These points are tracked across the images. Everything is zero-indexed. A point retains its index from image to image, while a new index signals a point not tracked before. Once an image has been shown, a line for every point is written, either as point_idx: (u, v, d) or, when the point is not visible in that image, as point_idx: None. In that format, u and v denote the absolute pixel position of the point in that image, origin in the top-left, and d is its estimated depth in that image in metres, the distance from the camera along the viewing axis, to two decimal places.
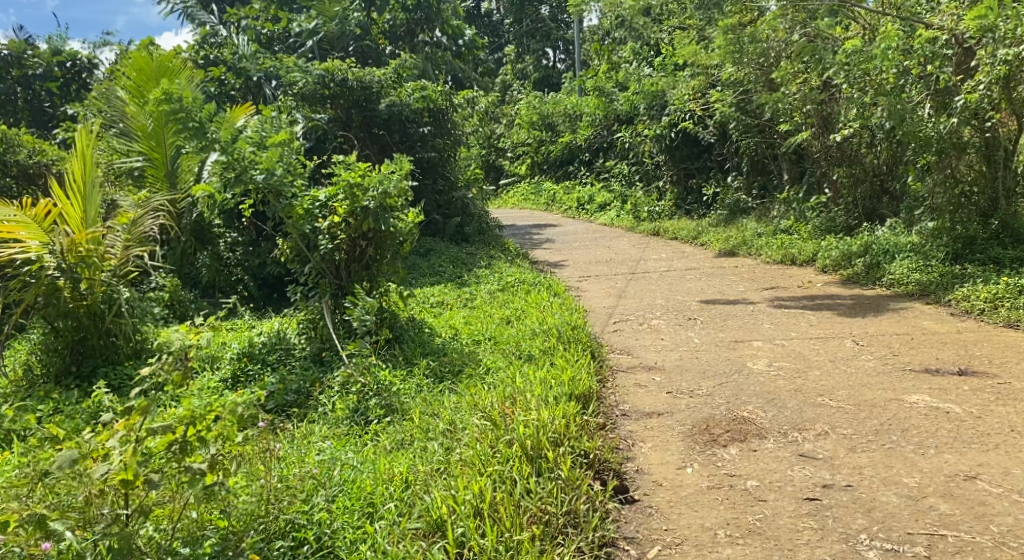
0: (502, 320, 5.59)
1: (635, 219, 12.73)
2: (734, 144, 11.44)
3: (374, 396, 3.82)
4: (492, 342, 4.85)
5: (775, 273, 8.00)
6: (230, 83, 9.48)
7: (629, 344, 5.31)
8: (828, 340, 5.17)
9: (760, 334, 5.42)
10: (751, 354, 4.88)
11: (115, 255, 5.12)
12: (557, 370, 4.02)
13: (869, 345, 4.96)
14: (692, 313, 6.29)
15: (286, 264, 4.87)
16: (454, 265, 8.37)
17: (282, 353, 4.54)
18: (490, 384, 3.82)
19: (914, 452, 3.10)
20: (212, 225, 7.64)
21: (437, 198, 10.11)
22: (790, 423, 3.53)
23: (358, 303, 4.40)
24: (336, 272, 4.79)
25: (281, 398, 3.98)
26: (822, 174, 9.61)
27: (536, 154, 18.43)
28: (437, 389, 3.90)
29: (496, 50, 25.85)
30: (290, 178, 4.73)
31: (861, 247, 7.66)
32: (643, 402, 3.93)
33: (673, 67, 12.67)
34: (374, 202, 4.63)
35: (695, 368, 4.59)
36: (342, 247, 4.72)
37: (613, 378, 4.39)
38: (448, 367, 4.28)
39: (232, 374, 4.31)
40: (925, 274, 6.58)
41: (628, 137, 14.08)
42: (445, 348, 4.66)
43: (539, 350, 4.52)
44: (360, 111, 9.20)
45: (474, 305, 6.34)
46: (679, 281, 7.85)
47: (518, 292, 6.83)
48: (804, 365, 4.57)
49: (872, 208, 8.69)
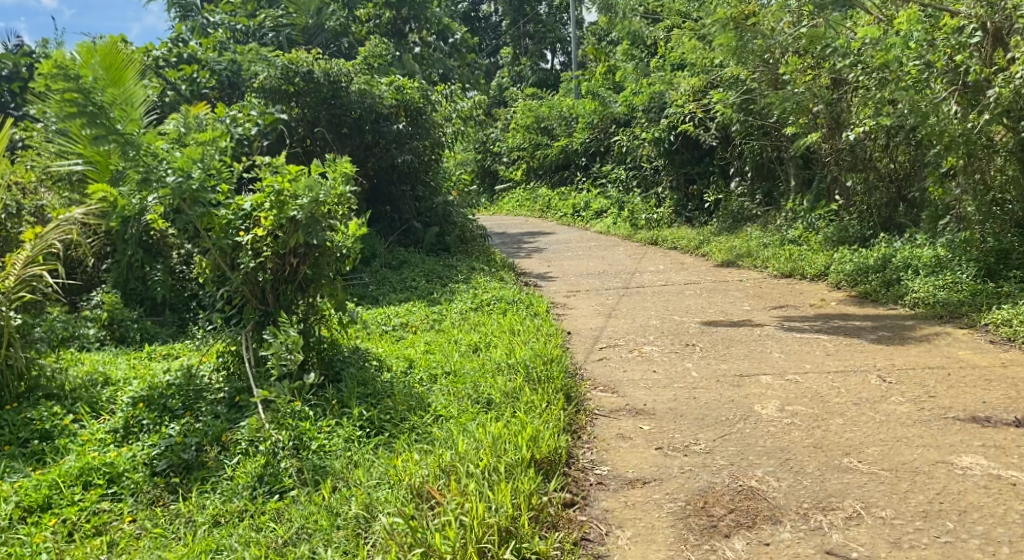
0: (469, 348, 4.83)
1: (632, 227, 11.97)
2: (737, 147, 10.67)
3: (286, 457, 3.06)
4: (450, 380, 4.08)
5: (781, 288, 7.23)
6: (203, 81, 8.55)
7: (616, 378, 4.53)
8: (849, 374, 4.39)
9: (768, 366, 4.65)
10: (758, 394, 4.10)
11: (10, 273, 4.29)
12: (515, 423, 3.24)
13: (899, 382, 4.17)
14: (691, 337, 5.50)
15: (204, 285, 4.12)
16: (429, 280, 7.59)
17: (192, 396, 3.77)
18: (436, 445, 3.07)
19: (982, 553, 2.35)
20: (163, 238, 6.80)
21: (416, 205, 9.36)
22: (812, 498, 2.75)
23: (270, 347, 3.59)
24: (261, 296, 4.06)
25: (178, 455, 3.22)
26: (833, 181, 8.84)
27: (531, 159, 17.57)
28: (369, 447, 3.14)
29: (492, 53, 25.12)
30: (209, 182, 4.04)
31: (878, 261, 6.88)
32: (625, 463, 3.17)
33: (672, 67, 11.98)
34: (303, 211, 3.86)
35: (692, 414, 3.80)
36: (269, 264, 3.98)
37: (590, 427, 3.61)
38: (390, 417, 3.51)
39: (122, 423, 3.52)
40: (954, 293, 5.80)
41: (626, 141, 13.34)
42: (391, 387, 3.89)
43: (502, 392, 3.73)
44: (328, 109, 8.38)
45: (440, 328, 5.56)
46: (677, 299, 7.05)
47: (493, 313, 6.04)
48: (822, 410, 3.78)
49: (887, 216, 7.92)
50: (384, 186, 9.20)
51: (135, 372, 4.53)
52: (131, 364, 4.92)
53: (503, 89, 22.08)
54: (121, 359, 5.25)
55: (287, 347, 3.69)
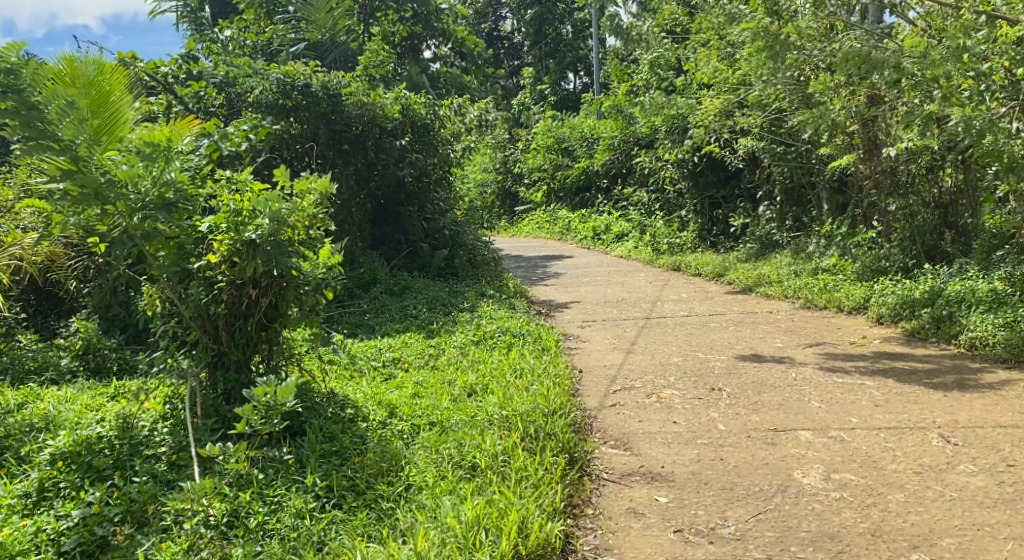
0: (464, 392, 4.22)
1: (654, 252, 11.30)
2: (766, 170, 10.10)
3: (217, 541, 2.53)
4: (433, 433, 3.49)
5: (817, 322, 6.58)
6: (211, 98, 7.83)
7: (628, 430, 3.90)
8: (903, 432, 3.75)
9: (807, 419, 4.02)
10: (797, 457, 3.47)
11: None
12: (497, 503, 2.68)
13: (967, 445, 3.52)
14: (716, 379, 4.87)
15: (154, 319, 3.59)
16: (431, 307, 7.04)
17: (127, 450, 3.19)
18: (403, 542, 2.51)
19: None
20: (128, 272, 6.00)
21: (423, 226, 8.82)
22: None
23: (245, 412, 3.03)
24: (214, 333, 3.52)
25: (91, 531, 2.65)
26: (871, 205, 8.19)
27: (551, 181, 17.00)
28: (321, 530, 2.59)
29: (514, 74, 24.88)
30: (163, 200, 3.39)
31: (926, 294, 6.22)
32: (633, 554, 2.59)
33: (697, 86, 11.41)
34: (261, 234, 3.35)
35: (717, 483, 3.19)
36: (223, 296, 3.44)
37: (594, 499, 3.02)
38: (354, 484, 2.94)
39: (35, 487, 2.91)
40: (1019, 333, 5.13)
41: (649, 162, 12.76)
42: (362, 443, 3.32)
43: (489, 454, 3.15)
44: (328, 125, 7.83)
45: (435, 366, 4.96)
46: (701, 332, 6.41)
47: (496, 347, 5.45)
48: (876, 481, 3.16)
49: (932, 244, 7.23)
50: (390, 206, 8.68)
51: (82, 412, 3.94)
52: (84, 403, 4.34)
53: (525, 108, 21.66)
54: (80, 395, 4.68)
55: (266, 402, 3.11)
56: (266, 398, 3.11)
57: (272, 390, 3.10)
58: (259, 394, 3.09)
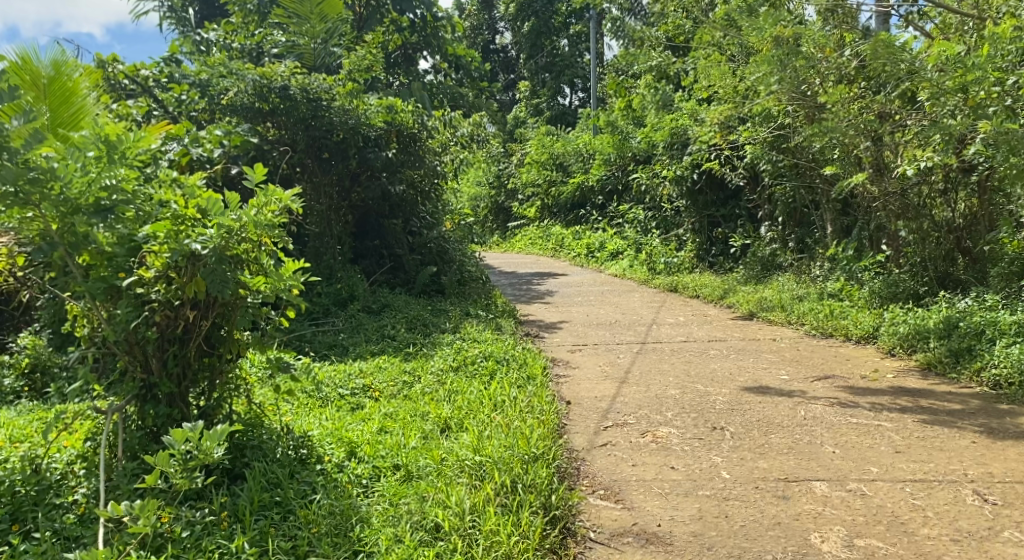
0: (436, 428, 3.76)
1: (649, 270, 10.82)
2: (768, 189, 9.70)
3: None
4: (392, 482, 3.03)
5: (823, 351, 6.14)
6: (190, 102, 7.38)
7: (620, 477, 3.44)
8: (932, 486, 3.31)
9: (822, 467, 3.57)
10: (814, 516, 3.01)
11: None
12: None
13: (1009, 505, 3.08)
14: (718, 416, 4.41)
15: (80, 342, 3.10)
16: (411, 327, 6.59)
17: (30, 500, 2.69)
18: None
19: None
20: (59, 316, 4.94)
21: (408, 240, 8.37)
22: None
23: (159, 462, 2.50)
24: (146, 361, 3.04)
25: None
26: (879, 228, 7.77)
27: (546, 196, 16.55)
28: None
29: (509, 88, 24.72)
30: (98, 206, 2.89)
31: (943, 323, 5.75)
32: None
33: (697, 101, 11.02)
34: (204, 248, 2.87)
35: (724, 549, 2.74)
36: (157, 317, 2.96)
37: None
38: (294, 547, 2.49)
39: None
40: None
41: (645, 179, 12.37)
42: (308, 495, 2.86)
43: (455, 514, 2.69)
44: (307, 131, 7.35)
45: (408, 395, 4.48)
46: (699, 360, 5.96)
47: (478, 375, 4.98)
48: (909, 551, 2.72)
49: (944, 271, 6.79)
50: (374, 218, 8.24)
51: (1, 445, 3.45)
52: (11, 432, 3.84)
53: (519, 123, 21.33)
54: (14, 421, 4.19)
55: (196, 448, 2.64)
56: (186, 445, 2.58)
57: (194, 436, 2.58)
58: (177, 440, 2.57)
